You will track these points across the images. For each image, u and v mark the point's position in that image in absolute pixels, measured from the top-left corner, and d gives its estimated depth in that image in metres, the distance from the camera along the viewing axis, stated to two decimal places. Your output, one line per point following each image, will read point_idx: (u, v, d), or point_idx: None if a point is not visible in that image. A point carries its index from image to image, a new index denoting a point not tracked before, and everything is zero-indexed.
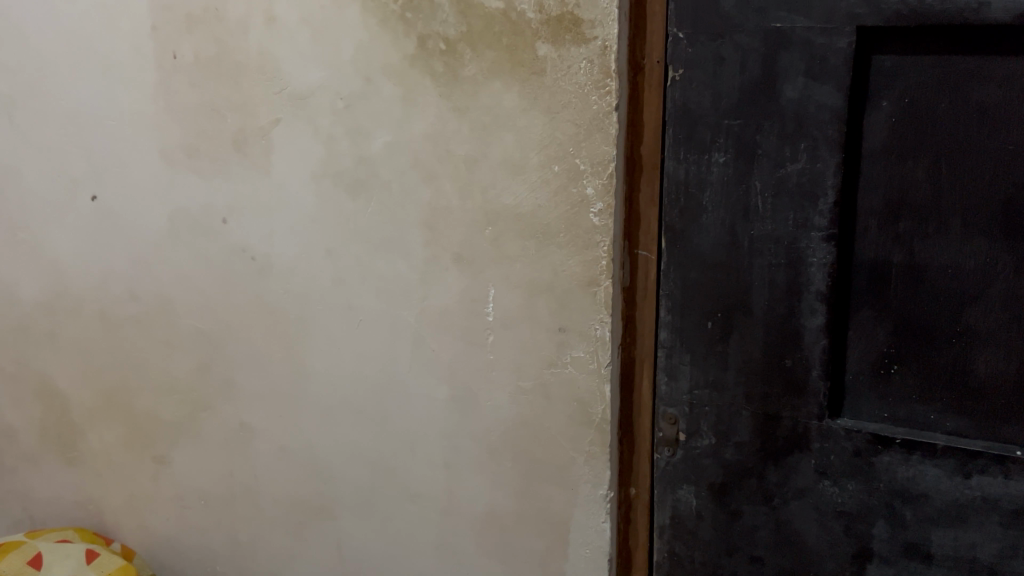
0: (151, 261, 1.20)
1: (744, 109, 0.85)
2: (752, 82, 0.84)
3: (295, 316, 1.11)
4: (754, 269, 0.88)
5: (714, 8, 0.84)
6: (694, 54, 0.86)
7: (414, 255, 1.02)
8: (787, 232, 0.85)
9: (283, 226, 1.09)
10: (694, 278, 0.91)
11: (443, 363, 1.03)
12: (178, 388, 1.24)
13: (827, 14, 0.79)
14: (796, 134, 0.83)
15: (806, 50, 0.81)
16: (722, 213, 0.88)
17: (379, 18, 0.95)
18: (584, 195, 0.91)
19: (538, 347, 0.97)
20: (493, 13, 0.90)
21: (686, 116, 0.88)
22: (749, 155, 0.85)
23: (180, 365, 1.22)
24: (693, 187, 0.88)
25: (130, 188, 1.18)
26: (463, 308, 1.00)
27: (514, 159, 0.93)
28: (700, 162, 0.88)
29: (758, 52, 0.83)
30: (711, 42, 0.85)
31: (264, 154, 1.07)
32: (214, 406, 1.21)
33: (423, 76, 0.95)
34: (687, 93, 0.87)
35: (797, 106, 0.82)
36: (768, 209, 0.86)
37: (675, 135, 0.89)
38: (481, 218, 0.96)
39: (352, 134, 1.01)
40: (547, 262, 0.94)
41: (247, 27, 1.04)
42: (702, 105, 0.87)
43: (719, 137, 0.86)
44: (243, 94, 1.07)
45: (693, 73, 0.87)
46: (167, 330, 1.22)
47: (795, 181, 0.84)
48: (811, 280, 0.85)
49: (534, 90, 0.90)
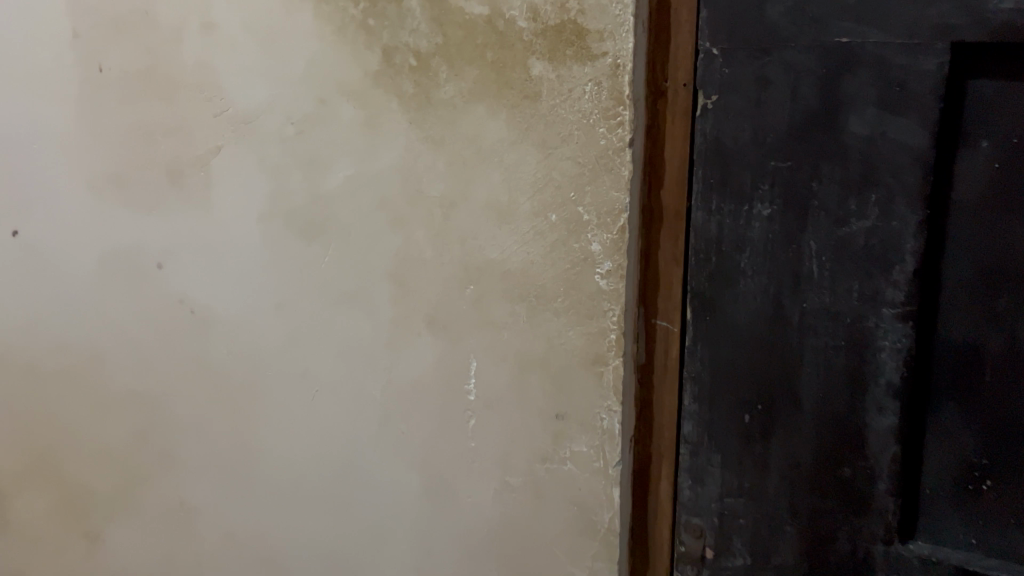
0: (76, 310, 1.00)
1: (796, 149, 0.66)
2: (807, 113, 0.65)
3: (239, 381, 0.92)
4: (805, 351, 0.68)
5: (758, 16, 0.65)
6: (730, 76, 0.67)
7: (378, 316, 0.82)
8: (850, 306, 0.66)
9: (227, 274, 0.90)
10: (726, 359, 0.71)
11: (414, 447, 0.84)
12: (111, 457, 1.04)
13: (909, 26, 0.60)
14: (864, 182, 0.64)
15: (879, 74, 0.62)
16: (763, 279, 0.69)
17: (336, 25, 0.77)
18: (589, 252, 0.72)
19: (528, 437, 0.78)
20: (476, 21, 0.71)
21: (720, 156, 0.69)
22: (801, 207, 0.66)
23: (115, 432, 1.02)
24: (727, 246, 0.70)
25: (54, 221, 0.98)
26: (438, 383, 0.81)
27: (501, 203, 0.74)
28: (737, 215, 0.69)
29: (815, 75, 0.64)
30: (753, 61, 0.66)
31: (204, 189, 0.89)
32: (151, 481, 1.02)
33: (388, 97, 0.76)
34: (722, 126, 0.68)
35: (865, 145, 0.63)
36: (826, 277, 0.67)
37: (705, 179, 0.69)
38: (461, 275, 0.77)
39: (304, 167, 0.82)
40: (541, 332, 0.75)
41: (181, 35, 0.85)
42: (739, 142, 0.68)
43: (762, 183, 0.67)
44: (180, 116, 0.88)
45: (730, 100, 0.68)
46: (96, 390, 1.02)
47: (861, 244, 0.65)
48: (881, 369, 0.66)
49: (527, 118, 0.71)
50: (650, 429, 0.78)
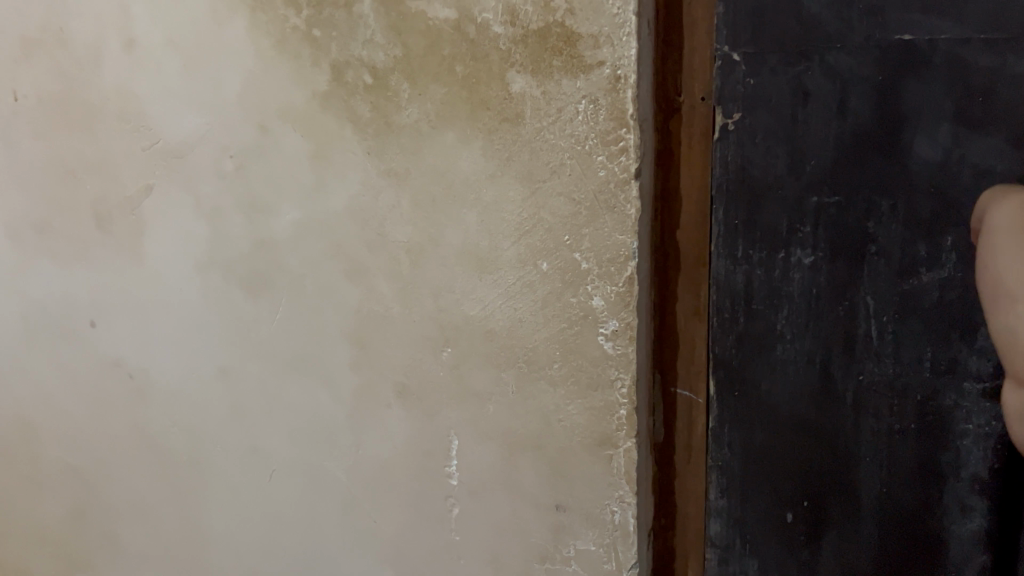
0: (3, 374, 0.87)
1: (841, 181, 0.56)
2: (864, 130, 0.55)
3: (183, 457, 0.79)
4: (862, 436, 0.59)
5: (795, 11, 0.55)
6: (758, 89, 0.57)
7: (340, 386, 0.69)
8: (922, 379, 0.57)
9: (165, 333, 0.76)
10: (761, 443, 0.62)
11: (385, 540, 0.70)
12: (47, 539, 0.90)
13: (991, 17, 0.51)
14: (935, 222, 0.55)
15: (952, 76, 0.53)
16: (807, 348, 0.59)
17: (275, 38, 0.63)
18: (589, 308, 0.58)
19: (522, 531, 0.64)
20: (441, 27, 0.57)
21: (747, 192, 0.58)
22: (854, 254, 0.57)
23: (50, 510, 0.89)
24: (761, 303, 0.60)
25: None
26: (413, 465, 0.67)
27: (479, 250, 0.60)
28: (774, 267, 0.59)
29: (871, 83, 0.54)
30: (788, 67, 0.56)
31: (133, 236, 0.75)
32: (94, 565, 0.88)
33: (341, 124, 0.63)
34: (748, 153, 0.58)
35: (938, 173, 0.54)
36: (889, 346, 0.58)
37: (728, 221, 0.59)
38: (435, 336, 0.64)
39: (245, 209, 0.69)
40: (534, 405, 0.62)
41: (98, 54, 0.71)
42: (772, 175, 0.58)
43: (802, 224, 0.58)
44: (102, 149, 0.74)
45: (756, 119, 0.57)
46: (29, 464, 0.88)
47: (933, 298, 0.56)
48: (964, 459, 0.57)
49: (507, 146, 0.57)
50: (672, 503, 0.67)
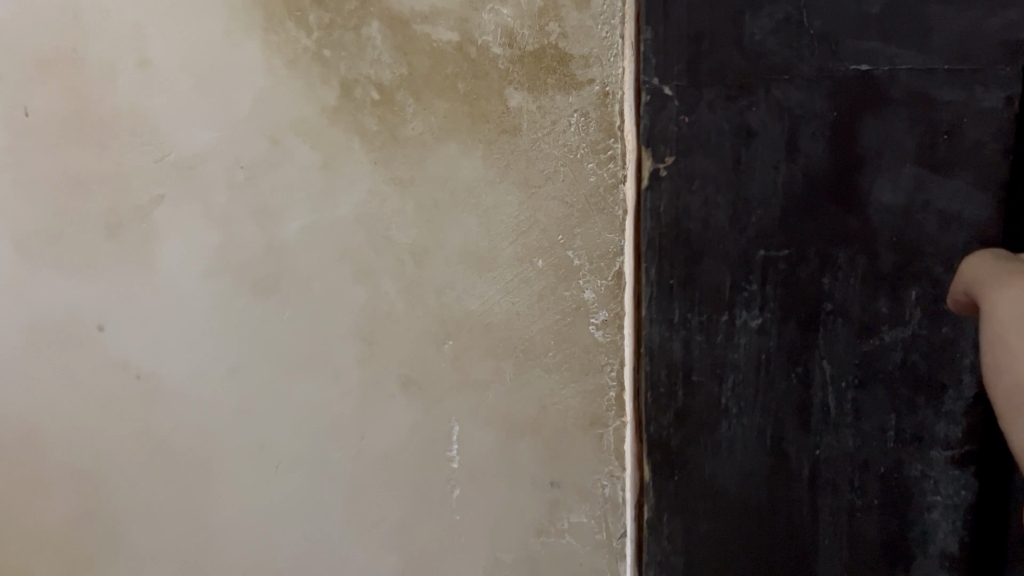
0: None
1: (788, 231, 0.62)
2: (833, 168, 0.61)
3: (189, 454, 0.82)
4: (819, 511, 0.64)
5: (736, 38, 0.60)
6: (694, 128, 0.62)
7: (346, 379, 0.74)
8: (886, 449, 0.63)
9: (178, 334, 0.80)
10: (712, 525, 0.66)
11: (387, 526, 0.75)
12: (37, 551, 0.88)
13: (952, 45, 0.59)
14: (897, 277, 0.61)
15: (907, 114, 0.59)
16: (752, 407, 0.64)
17: (286, 58, 0.69)
18: (580, 301, 0.67)
19: (520, 508, 0.71)
20: (444, 48, 0.66)
21: (689, 249, 0.63)
22: (808, 318, 0.62)
23: (40, 519, 0.88)
24: (702, 374, 0.64)
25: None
26: (416, 453, 0.73)
27: (480, 249, 0.67)
28: (717, 329, 0.63)
29: (830, 112, 0.60)
30: (731, 102, 0.61)
31: (145, 243, 0.79)
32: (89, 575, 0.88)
33: (349, 137, 0.68)
34: (680, 198, 0.62)
35: (901, 215, 0.60)
36: (850, 416, 0.63)
37: (665, 280, 0.63)
38: (437, 330, 0.70)
39: (256, 217, 0.73)
40: (530, 390, 0.69)
41: (115, 74, 0.76)
42: (712, 226, 0.62)
43: (750, 281, 0.62)
44: (113, 161, 0.78)
45: (693, 161, 0.62)
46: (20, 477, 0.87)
47: (896, 360, 0.62)
48: (934, 530, 0.63)
49: (506, 155, 0.66)
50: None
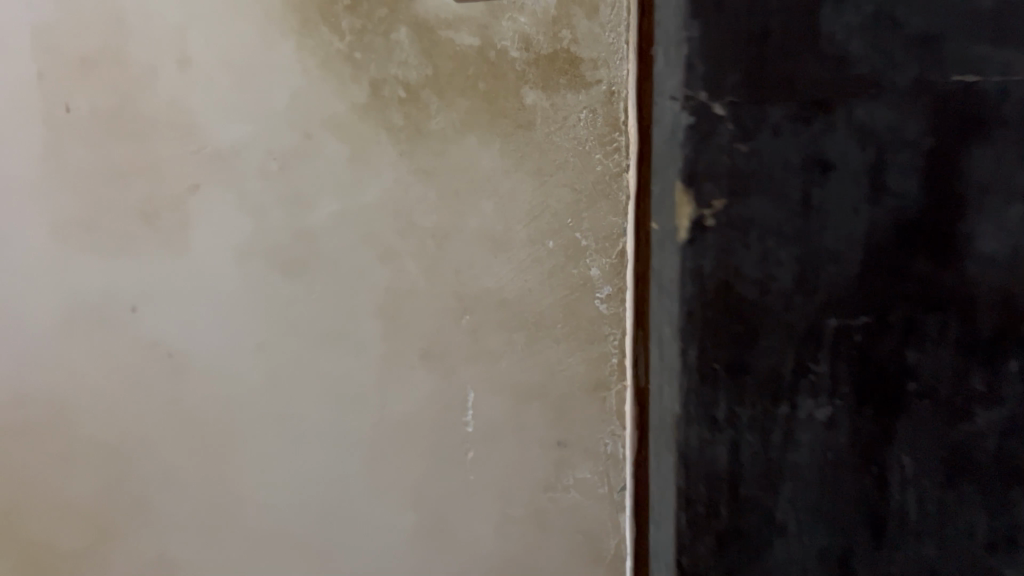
0: (31, 365, 0.92)
1: (871, 302, 0.67)
2: (942, 200, 0.65)
3: (217, 424, 0.89)
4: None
5: (812, 41, 0.64)
6: (760, 163, 0.67)
7: (369, 351, 0.81)
8: (972, 544, 0.69)
9: (208, 314, 0.87)
10: None
11: (406, 486, 0.83)
12: (67, 520, 0.95)
13: None
14: (992, 362, 0.66)
15: (1009, 137, 0.63)
16: (819, 482, 0.71)
17: (320, 59, 0.76)
18: (587, 277, 0.75)
19: (529, 467, 0.78)
20: (466, 52, 0.73)
21: (743, 327, 0.69)
22: (895, 403, 0.68)
23: (71, 490, 0.95)
24: (750, 480, 0.72)
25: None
26: (434, 418, 0.80)
27: (496, 233, 0.75)
28: (775, 414, 0.70)
29: (928, 126, 0.64)
30: (805, 130, 0.65)
31: (180, 229, 0.86)
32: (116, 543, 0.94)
33: (377, 130, 0.76)
34: (736, 261, 0.69)
35: (1007, 269, 0.65)
36: (936, 501, 0.69)
37: (711, 359, 0.70)
38: (455, 305, 0.77)
39: (287, 204, 0.81)
40: (540, 359, 0.77)
41: (153, 75, 0.83)
42: (772, 293, 0.69)
43: (817, 359, 0.69)
44: (151, 154, 0.85)
45: (750, 208, 0.68)
46: (55, 449, 0.94)
47: (988, 449, 0.68)
48: None
49: (521, 147, 0.74)
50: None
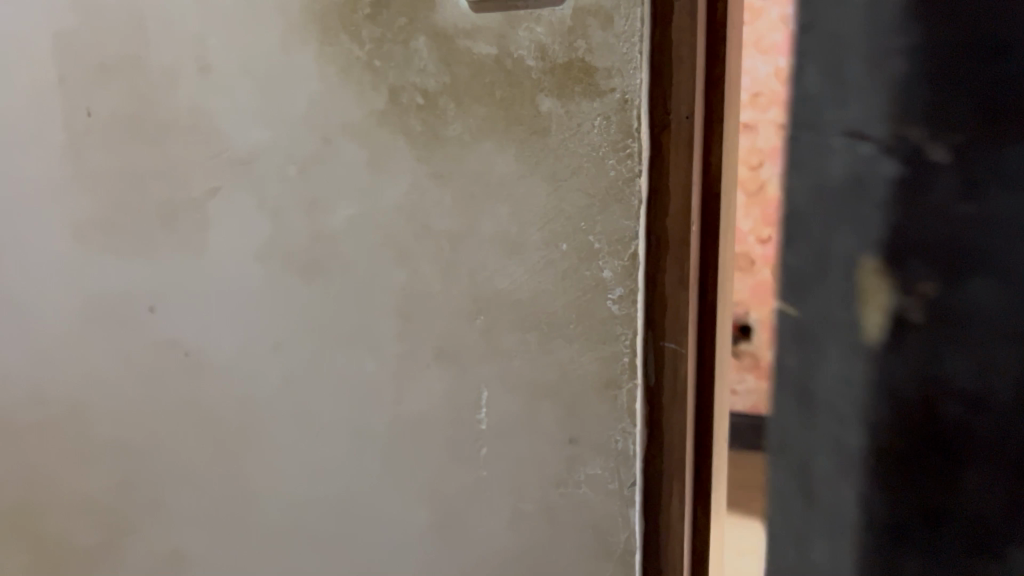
0: (60, 356, 0.99)
1: None
2: None
3: (235, 421, 0.92)
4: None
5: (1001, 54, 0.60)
6: (939, 189, 0.63)
7: (384, 350, 0.84)
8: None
9: (221, 314, 0.90)
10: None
11: (420, 482, 0.85)
12: (94, 508, 1.02)
13: None
14: None
15: None
16: (1000, 509, 0.66)
17: (339, 67, 0.78)
18: (600, 278, 0.74)
19: (541, 464, 0.80)
20: (484, 61, 0.73)
21: (931, 343, 0.65)
22: None
23: (97, 480, 1.01)
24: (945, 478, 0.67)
25: (14, 272, 0.98)
26: (447, 415, 0.82)
27: (510, 235, 0.76)
28: (958, 454, 0.66)
29: None
30: (939, 140, 0.62)
31: (197, 231, 0.89)
32: (140, 531, 1.01)
33: (395, 136, 0.78)
34: (890, 290, 0.66)
35: None
36: None
37: (846, 373, 0.69)
38: (470, 306, 0.79)
39: (305, 207, 0.83)
40: (553, 358, 0.78)
41: (174, 79, 0.85)
42: (981, 310, 0.64)
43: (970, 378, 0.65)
44: (171, 158, 0.88)
45: (851, 224, 0.67)
46: (82, 439, 1.00)
47: None
48: None
49: (536, 153, 0.74)
50: (722, 417, 0.88)
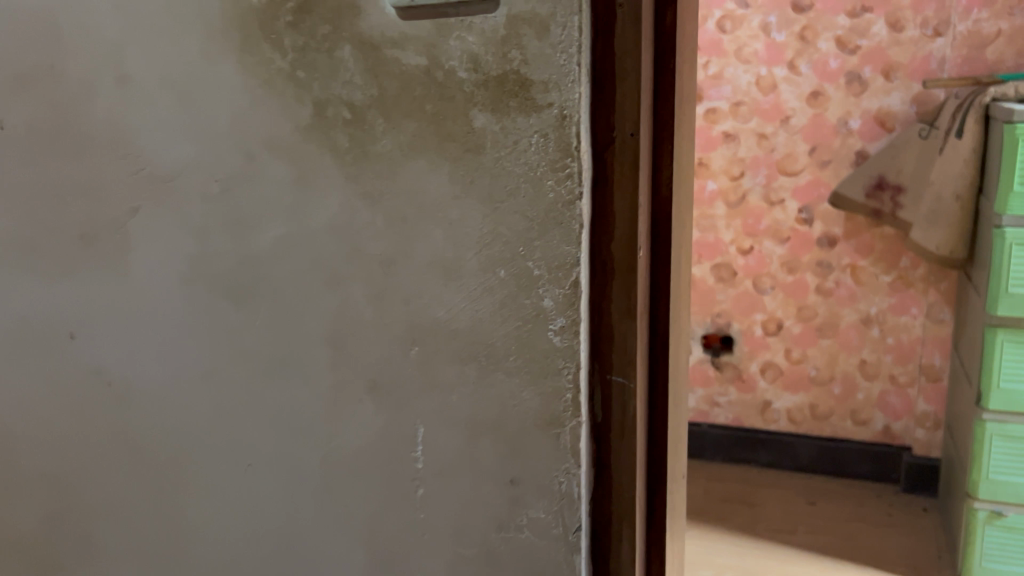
0: None
1: None
2: None
3: (165, 455, 0.86)
4: None
5: None
6: None
7: (317, 382, 0.78)
8: None
9: (146, 342, 0.84)
10: None
11: (357, 522, 0.79)
12: (20, 544, 0.96)
13: None
14: None
15: None
16: None
17: (262, 78, 0.73)
18: (540, 308, 0.68)
19: (482, 505, 0.74)
20: (413, 72, 0.67)
21: None
22: None
23: (23, 515, 0.95)
24: None
25: None
26: (384, 452, 0.76)
27: (446, 260, 0.70)
28: None
29: None
30: None
31: (120, 253, 0.83)
32: (67, 568, 0.95)
33: (322, 152, 0.72)
34: None
35: None
36: None
37: None
38: (404, 336, 0.73)
39: (231, 228, 0.77)
40: (493, 394, 0.71)
41: (92, 90, 0.80)
42: None
43: None
44: (91, 175, 0.82)
45: None
46: (6, 471, 0.94)
47: None
48: None
49: (471, 172, 0.68)
50: (679, 448, 0.83)
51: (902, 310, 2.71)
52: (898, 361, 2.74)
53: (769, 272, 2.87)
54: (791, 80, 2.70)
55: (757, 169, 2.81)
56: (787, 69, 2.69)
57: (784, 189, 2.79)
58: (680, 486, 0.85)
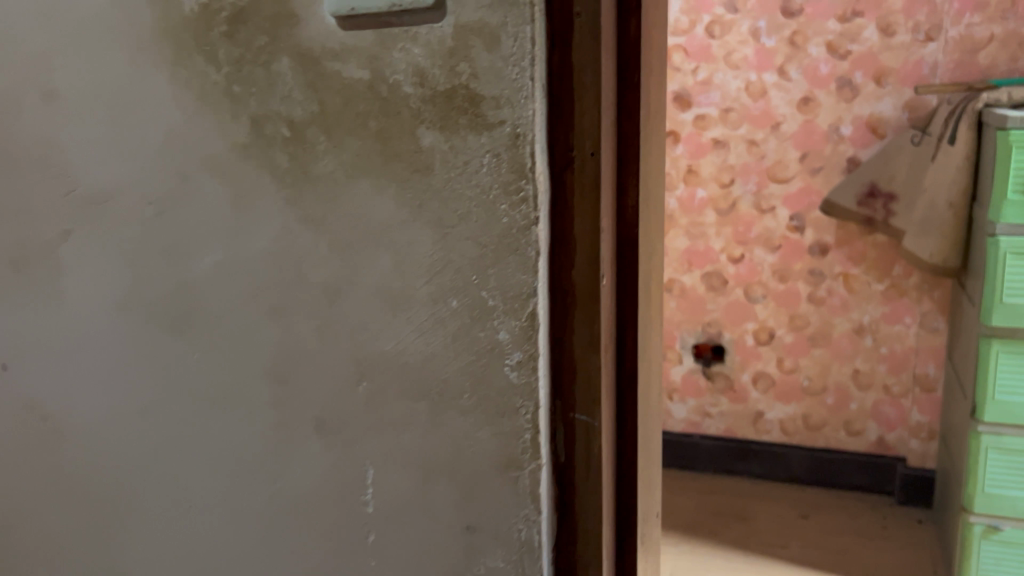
0: None
1: None
2: None
3: (105, 494, 0.81)
4: None
5: None
6: None
7: (260, 419, 0.72)
8: None
9: (82, 375, 0.78)
10: None
11: (305, 568, 0.74)
12: None
13: None
14: None
15: None
16: None
17: (196, 93, 0.67)
18: (495, 342, 0.63)
19: (436, 553, 0.68)
20: (355, 86, 0.62)
21: None
22: None
23: None
24: None
25: None
26: (331, 494, 0.71)
27: (393, 289, 0.65)
28: None
29: None
30: None
31: (52, 279, 0.77)
32: None
33: (260, 173, 0.67)
34: None
35: None
36: None
37: None
38: (351, 370, 0.68)
39: (167, 254, 0.72)
40: (446, 434, 0.66)
41: (19, 105, 0.74)
42: None
43: None
44: (20, 195, 0.76)
45: None
46: None
47: None
48: None
49: (419, 195, 0.62)
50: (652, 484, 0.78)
51: (895, 319, 2.66)
52: (892, 370, 2.69)
53: (760, 280, 2.81)
54: (781, 86, 2.64)
55: (747, 176, 2.75)
56: (777, 75, 2.64)
57: (775, 197, 2.73)
58: (653, 523, 0.80)
